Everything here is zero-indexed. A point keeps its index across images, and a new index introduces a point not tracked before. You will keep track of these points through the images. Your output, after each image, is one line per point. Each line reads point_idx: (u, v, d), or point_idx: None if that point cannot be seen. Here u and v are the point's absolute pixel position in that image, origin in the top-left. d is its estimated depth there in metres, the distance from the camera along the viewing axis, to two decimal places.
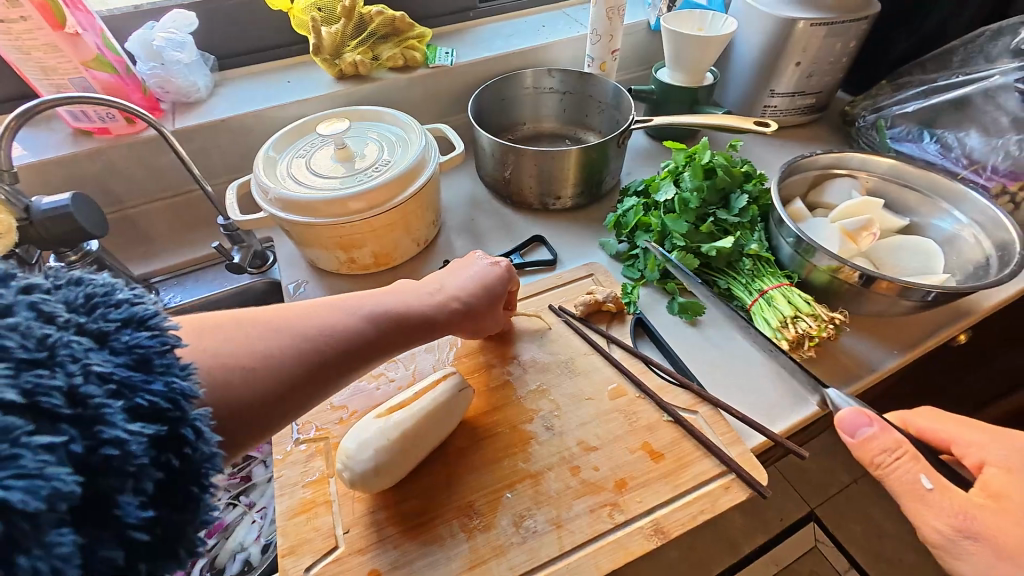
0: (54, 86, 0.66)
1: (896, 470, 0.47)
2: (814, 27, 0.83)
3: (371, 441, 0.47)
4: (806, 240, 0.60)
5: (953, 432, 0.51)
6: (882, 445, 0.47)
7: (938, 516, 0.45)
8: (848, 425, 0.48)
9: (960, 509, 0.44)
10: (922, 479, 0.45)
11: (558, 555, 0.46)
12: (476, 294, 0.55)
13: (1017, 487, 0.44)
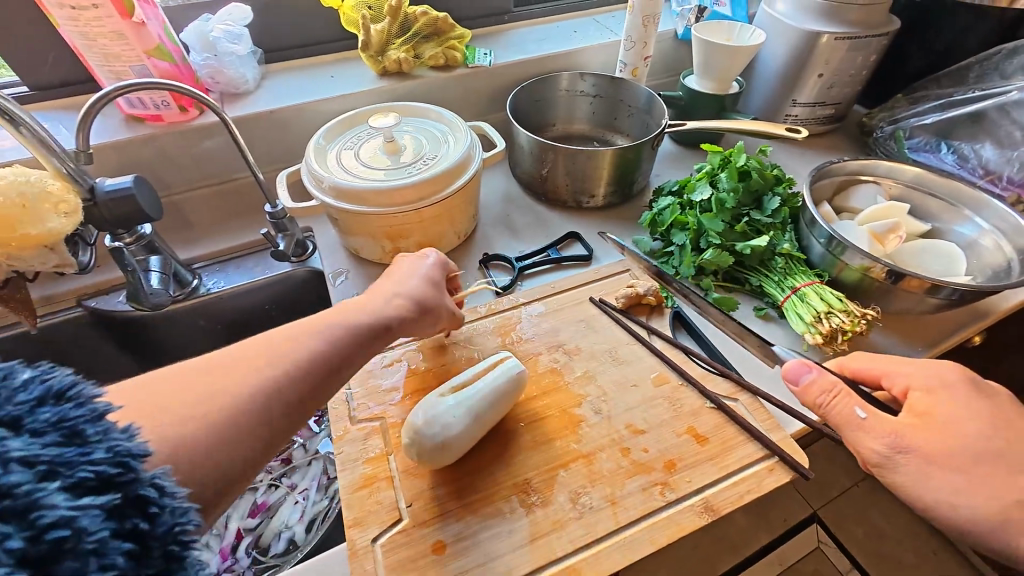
0: (114, 72, 0.68)
1: (836, 407, 0.50)
2: (837, 41, 0.87)
3: (439, 412, 0.51)
4: (839, 238, 0.63)
5: (882, 366, 0.53)
6: (820, 387, 0.51)
7: (873, 438, 0.48)
8: (792, 374, 0.53)
9: (890, 430, 0.48)
10: (856, 410, 0.49)
11: (614, 530, 0.48)
12: (424, 298, 0.55)
13: (937, 405, 0.48)
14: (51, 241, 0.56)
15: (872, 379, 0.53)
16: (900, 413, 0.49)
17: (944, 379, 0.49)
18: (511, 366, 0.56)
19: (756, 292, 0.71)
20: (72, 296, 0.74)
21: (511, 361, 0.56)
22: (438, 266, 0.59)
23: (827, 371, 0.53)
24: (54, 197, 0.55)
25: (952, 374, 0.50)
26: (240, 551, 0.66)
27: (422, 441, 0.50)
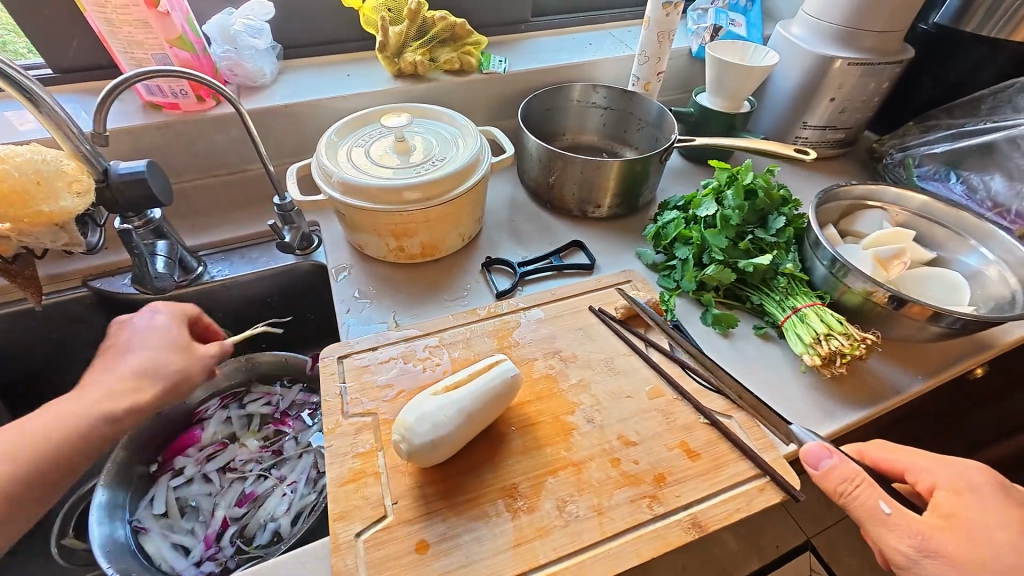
0: (135, 60, 0.69)
1: (858, 498, 0.47)
2: (850, 66, 0.87)
3: (431, 418, 0.51)
4: (842, 261, 0.63)
5: (901, 461, 0.51)
6: (843, 475, 0.48)
7: (898, 537, 0.47)
8: (811, 460, 0.49)
9: (917, 530, 0.46)
10: (881, 504, 0.47)
11: (598, 540, 0.48)
12: (169, 364, 0.57)
13: (963, 508, 0.47)
14: (61, 219, 0.57)
15: (893, 471, 0.52)
16: (924, 512, 0.48)
17: (967, 481, 0.49)
18: (502, 370, 0.55)
19: (757, 310, 0.71)
20: (78, 275, 0.75)
21: (501, 361, 0.57)
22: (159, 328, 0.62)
23: (847, 457, 0.50)
24: (68, 176, 0.57)
25: (977, 478, 0.49)
26: (224, 540, 0.66)
27: (410, 442, 0.50)
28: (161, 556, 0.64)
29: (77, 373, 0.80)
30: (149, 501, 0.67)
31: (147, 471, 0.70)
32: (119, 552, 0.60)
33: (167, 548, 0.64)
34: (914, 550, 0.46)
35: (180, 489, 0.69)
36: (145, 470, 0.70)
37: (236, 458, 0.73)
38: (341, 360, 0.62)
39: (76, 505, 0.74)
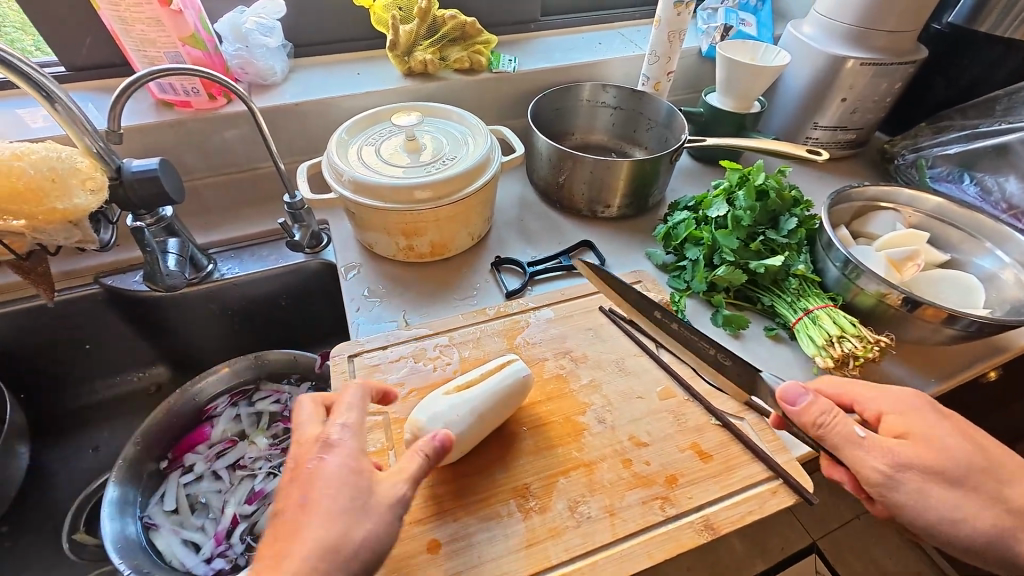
0: (148, 58, 0.70)
1: (836, 428, 0.47)
2: (862, 66, 0.87)
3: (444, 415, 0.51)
4: (855, 263, 0.63)
5: (849, 390, 0.52)
6: (821, 407, 0.48)
7: (875, 456, 0.46)
8: (789, 396, 0.49)
9: (892, 447, 0.46)
10: (856, 428, 0.47)
11: (610, 541, 0.48)
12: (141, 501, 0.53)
13: (914, 424, 0.47)
14: (75, 217, 0.57)
15: (845, 404, 0.52)
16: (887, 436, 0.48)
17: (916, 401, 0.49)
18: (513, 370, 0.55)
19: (767, 311, 0.70)
20: (91, 272, 0.75)
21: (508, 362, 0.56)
22: (358, 424, 0.46)
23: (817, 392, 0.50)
24: (82, 174, 0.57)
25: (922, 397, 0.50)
26: (235, 537, 0.67)
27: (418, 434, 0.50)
28: (172, 553, 0.64)
29: (88, 370, 0.80)
30: (159, 497, 0.68)
31: (157, 468, 0.70)
32: (131, 548, 0.61)
33: (177, 545, 0.65)
34: (892, 468, 0.45)
35: (190, 486, 0.70)
36: (156, 467, 0.70)
37: (245, 455, 0.73)
38: (351, 359, 0.62)
39: (88, 500, 0.75)
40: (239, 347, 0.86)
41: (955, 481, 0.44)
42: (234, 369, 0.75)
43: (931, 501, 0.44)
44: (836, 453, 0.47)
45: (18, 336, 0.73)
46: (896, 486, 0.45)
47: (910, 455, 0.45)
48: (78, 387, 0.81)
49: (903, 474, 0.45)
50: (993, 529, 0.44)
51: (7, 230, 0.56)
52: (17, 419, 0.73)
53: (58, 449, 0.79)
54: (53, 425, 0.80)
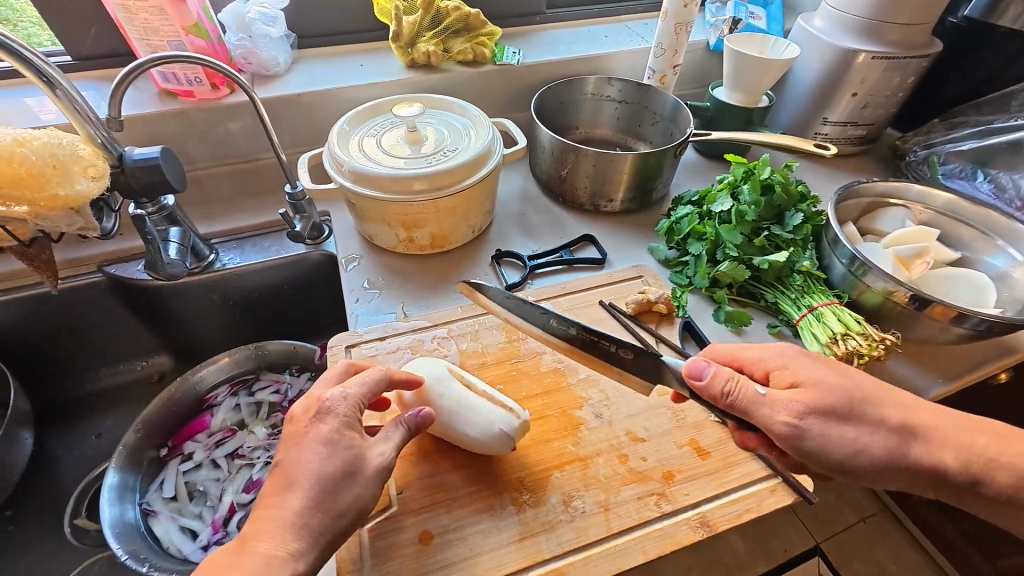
0: (152, 46, 0.70)
1: (743, 395, 0.45)
2: (874, 60, 0.85)
3: (433, 383, 0.55)
4: (862, 259, 0.62)
5: (734, 352, 0.51)
6: (725, 375, 0.46)
7: (778, 411, 0.44)
8: (693, 371, 0.47)
9: (791, 395, 0.45)
10: (756, 387, 0.45)
11: (605, 536, 0.47)
12: None
13: (799, 372, 0.46)
14: (78, 204, 0.57)
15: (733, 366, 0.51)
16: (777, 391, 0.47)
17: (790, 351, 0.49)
18: (500, 420, 0.51)
19: (770, 308, 0.69)
20: (94, 261, 0.75)
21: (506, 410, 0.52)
22: (354, 400, 0.46)
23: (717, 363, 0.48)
24: (84, 161, 0.57)
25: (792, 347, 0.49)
26: (232, 525, 0.68)
27: (407, 394, 0.55)
28: (170, 540, 0.64)
29: (92, 358, 0.81)
30: (158, 484, 0.68)
31: (157, 455, 0.70)
32: (129, 534, 0.61)
33: (175, 532, 0.65)
34: (795, 416, 0.44)
35: (189, 474, 0.70)
36: (156, 454, 0.70)
37: (244, 445, 0.74)
38: (349, 350, 0.62)
39: (89, 486, 0.76)
40: (240, 337, 0.86)
41: (846, 414, 0.44)
42: (234, 359, 0.76)
43: (833, 437, 0.43)
44: (747, 416, 0.46)
45: (23, 322, 0.74)
46: (803, 432, 0.44)
47: (801, 396, 0.44)
48: (82, 375, 0.82)
49: (803, 419, 0.44)
50: (885, 447, 0.44)
51: (9, 216, 0.56)
52: (22, 404, 0.74)
53: (62, 435, 0.80)
54: (56, 412, 0.81)
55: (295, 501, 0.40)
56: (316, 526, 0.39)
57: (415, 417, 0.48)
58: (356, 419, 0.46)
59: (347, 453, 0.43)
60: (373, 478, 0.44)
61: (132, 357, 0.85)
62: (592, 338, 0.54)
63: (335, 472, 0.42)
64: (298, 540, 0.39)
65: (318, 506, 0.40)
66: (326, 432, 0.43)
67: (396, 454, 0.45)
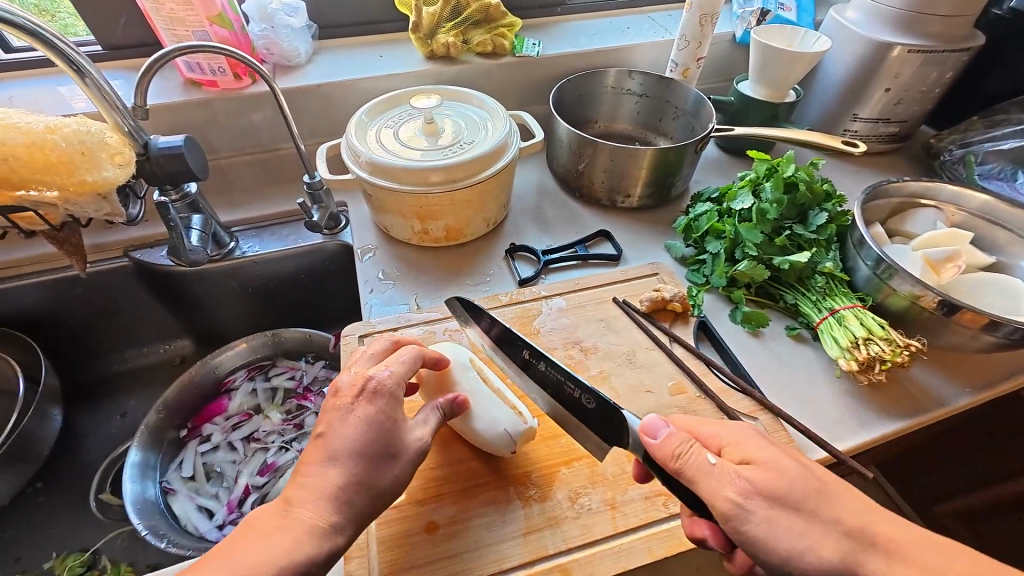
0: (177, 37, 0.71)
1: (692, 463, 0.41)
2: (910, 54, 0.81)
3: (457, 369, 0.56)
4: (888, 262, 0.59)
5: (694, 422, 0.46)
6: (680, 437, 0.42)
7: (723, 486, 0.39)
8: (647, 428, 0.44)
9: (739, 471, 0.39)
10: (709, 456, 0.41)
11: (611, 534, 0.48)
12: None
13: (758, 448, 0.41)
14: (104, 190, 0.59)
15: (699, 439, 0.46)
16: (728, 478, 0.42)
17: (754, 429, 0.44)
18: (508, 423, 0.52)
19: (790, 310, 0.67)
20: (121, 246, 0.78)
21: (516, 415, 0.53)
22: (400, 374, 0.48)
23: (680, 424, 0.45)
24: (112, 148, 0.59)
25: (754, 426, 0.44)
26: (246, 506, 0.70)
27: (429, 378, 0.56)
28: (187, 517, 0.66)
29: (118, 339, 0.84)
30: (178, 464, 0.71)
31: (177, 435, 0.72)
32: (149, 510, 0.63)
33: (193, 510, 0.67)
34: (741, 494, 0.38)
35: (206, 455, 0.72)
36: (176, 435, 0.72)
37: (260, 429, 0.76)
38: (362, 338, 0.64)
39: (113, 464, 0.78)
40: (259, 324, 0.88)
41: (797, 503, 0.37)
42: (251, 345, 0.78)
43: (779, 530, 0.37)
44: (693, 487, 0.41)
45: (54, 304, 0.77)
46: (746, 516, 0.38)
47: (748, 474, 0.39)
48: (109, 356, 0.86)
49: (749, 501, 0.38)
50: (838, 557, 0.36)
51: (41, 201, 0.58)
52: (52, 381, 0.77)
53: (89, 412, 0.83)
54: (84, 391, 0.84)
55: (315, 466, 0.42)
56: (343, 514, 0.41)
57: (450, 403, 0.51)
58: (401, 398, 0.47)
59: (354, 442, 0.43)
60: (405, 468, 0.46)
61: (155, 340, 0.88)
62: (559, 379, 0.52)
63: (350, 446, 0.43)
64: (311, 508, 0.41)
65: (325, 494, 0.41)
66: (372, 413, 0.44)
67: (410, 439, 0.46)
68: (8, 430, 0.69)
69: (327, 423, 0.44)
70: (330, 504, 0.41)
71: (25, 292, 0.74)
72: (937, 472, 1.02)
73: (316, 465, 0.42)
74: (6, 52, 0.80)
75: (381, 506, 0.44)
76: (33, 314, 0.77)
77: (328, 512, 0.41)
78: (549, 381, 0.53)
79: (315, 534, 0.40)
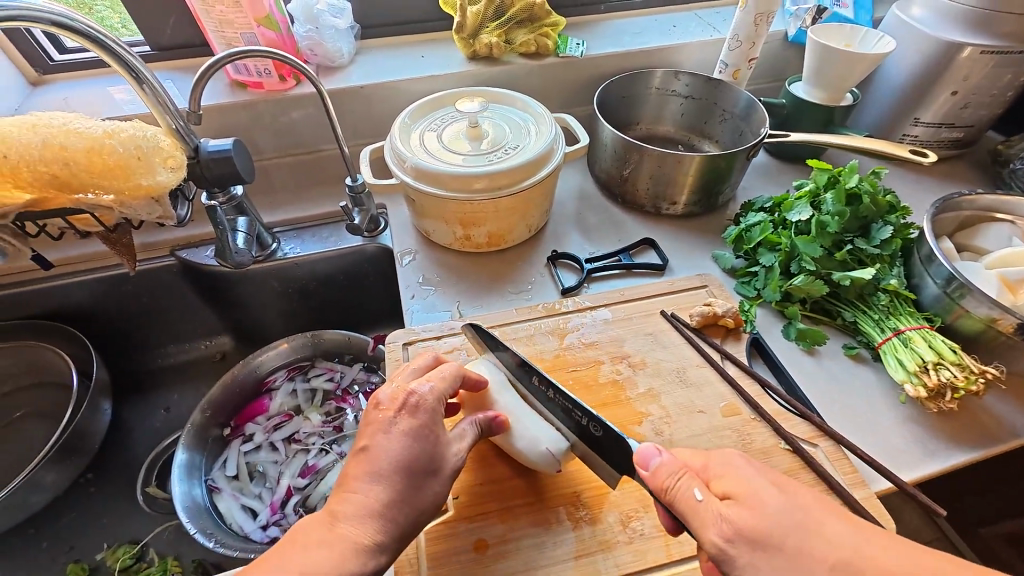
0: (226, 39, 0.71)
1: (680, 499, 0.39)
2: (983, 55, 0.76)
3: (495, 387, 0.55)
4: (961, 280, 0.56)
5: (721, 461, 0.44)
6: (671, 470, 0.41)
7: (709, 527, 0.37)
8: (639, 459, 0.43)
9: (721, 512, 0.37)
10: (694, 492, 0.39)
11: (665, 562, 0.46)
12: None
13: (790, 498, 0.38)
14: (158, 193, 0.59)
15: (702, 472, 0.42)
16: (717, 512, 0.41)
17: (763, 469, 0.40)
18: (550, 443, 0.51)
19: (848, 328, 0.64)
20: (168, 245, 0.79)
21: (558, 433, 0.52)
22: (437, 392, 0.48)
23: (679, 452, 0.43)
24: (165, 152, 0.59)
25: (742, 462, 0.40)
26: (289, 507, 0.71)
27: (468, 396, 0.55)
28: (232, 517, 0.68)
29: (164, 335, 0.87)
30: (222, 462, 0.72)
31: (220, 433, 0.74)
32: (197, 509, 0.65)
33: (237, 509, 0.68)
34: (724, 540, 0.36)
35: (249, 454, 0.73)
36: (219, 433, 0.74)
37: (301, 430, 0.77)
38: (406, 346, 0.63)
39: (159, 457, 0.80)
40: (298, 324, 0.89)
41: None
42: (292, 345, 0.78)
43: None
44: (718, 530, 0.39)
45: (105, 300, 0.79)
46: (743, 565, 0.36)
47: (729, 514, 0.37)
48: (154, 351, 0.88)
49: (735, 546, 0.36)
50: None
51: (96, 205, 0.58)
52: (102, 375, 0.77)
53: (135, 406, 0.85)
54: (132, 385, 0.87)
55: (364, 480, 0.42)
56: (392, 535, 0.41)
57: (489, 420, 0.51)
58: (441, 412, 0.47)
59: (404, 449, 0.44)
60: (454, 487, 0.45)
61: (196, 336, 0.89)
62: (567, 407, 0.51)
63: (397, 461, 0.43)
64: (364, 523, 0.40)
65: (375, 512, 0.41)
66: (416, 426, 0.45)
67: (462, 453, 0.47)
68: (62, 425, 0.71)
69: (368, 438, 0.44)
70: (377, 520, 0.40)
71: (78, 289, 0.77)
72: (991, 493, 0.98)
73: (367, 479, 0.42)
74: (61, 53, 0.82)
75: (423, 524, 0.43)
76: (85, 310, 0.79)
77: (373, 529, 0.40)
78: (560, 408, 0.52)
79: (362, 551, 0.39)
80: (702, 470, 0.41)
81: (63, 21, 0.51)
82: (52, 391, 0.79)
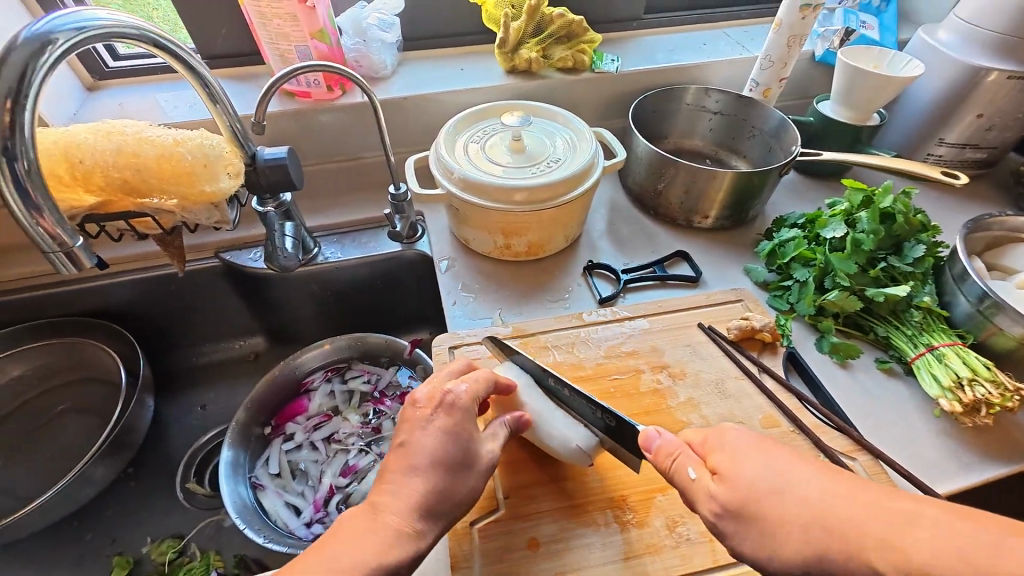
0: (280, 50, 0.74)
1: (677, 477, 0.43)
2: (1009, 80, 0.79)
3: (523, 388, 0.57)
4: (994, 299, 0.58)
5: None
6: (669, 450, 0.45)
7: (703, 502, 0.41)
8: (642, 441, 0.46)
9: (711, 490, 0.41)
10: (687, 471, 0.43)
11: (711, 566, 0.48)
12: None
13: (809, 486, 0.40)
14: (217, 200, 0.61)
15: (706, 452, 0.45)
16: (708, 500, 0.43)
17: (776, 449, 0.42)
18: (579, 439, 0.53)
19: (881, 343, 0.66)
20: (213, 247, 0.82)
21: (586, 430, 0.54)
22: (471, 392, 0.50)
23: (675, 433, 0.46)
24: (225, 159, 0.61)
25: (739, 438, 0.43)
26: (331, 506, 0.72)
27: (503, 399, 0.57)
28: (277, 513, 0.69)
29: (203, 335, 0.89)
30: (264, 460, 0.74)
31: (262, 432, 0.76)
32: (245, 506, 0.66)
33: (282, 506, 0.70)
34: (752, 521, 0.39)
35: (290, 453, 0.75)
36: (261, 432, 0.75)
37: (339, 430, 0.79)
38: (452, 350, 0.65)
39: (196, 455, 0.82)
40: (334, 327, 0.91)
41: None
42: (332, 347, 0.80)
43: None
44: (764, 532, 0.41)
45: (152, 299, 0.82)
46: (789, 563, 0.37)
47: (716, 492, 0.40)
48: (192, 350, 0.90)
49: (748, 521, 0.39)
50: None
51: (161, 208, 0.61)
52: (147, 372, 0.79)
53: (173, 403, 0.87)
54: (170, 383, 0.89)
55: (430, 479, 0.44)
56: None
57: (517, 420, 0.53)
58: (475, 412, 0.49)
59: (462, 450, 0.46)
60: None
61: (234, 336, 0.91)
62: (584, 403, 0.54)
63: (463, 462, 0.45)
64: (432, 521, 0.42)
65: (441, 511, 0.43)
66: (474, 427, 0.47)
67: None
68: (112, 421, 0.73)
69: (406, 435, 0.47)
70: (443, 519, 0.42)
71: (127, 288, 0.79)
72: None
73: (432, 478, 0.44)
74: (115, 60, 0.85)
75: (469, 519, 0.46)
76: (132, 309, 0.82)
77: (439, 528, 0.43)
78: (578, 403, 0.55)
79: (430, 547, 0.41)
80: (701, 447, 0.45)
81: (155, 40, 0.52)
82: (96, 387, 0.81)
